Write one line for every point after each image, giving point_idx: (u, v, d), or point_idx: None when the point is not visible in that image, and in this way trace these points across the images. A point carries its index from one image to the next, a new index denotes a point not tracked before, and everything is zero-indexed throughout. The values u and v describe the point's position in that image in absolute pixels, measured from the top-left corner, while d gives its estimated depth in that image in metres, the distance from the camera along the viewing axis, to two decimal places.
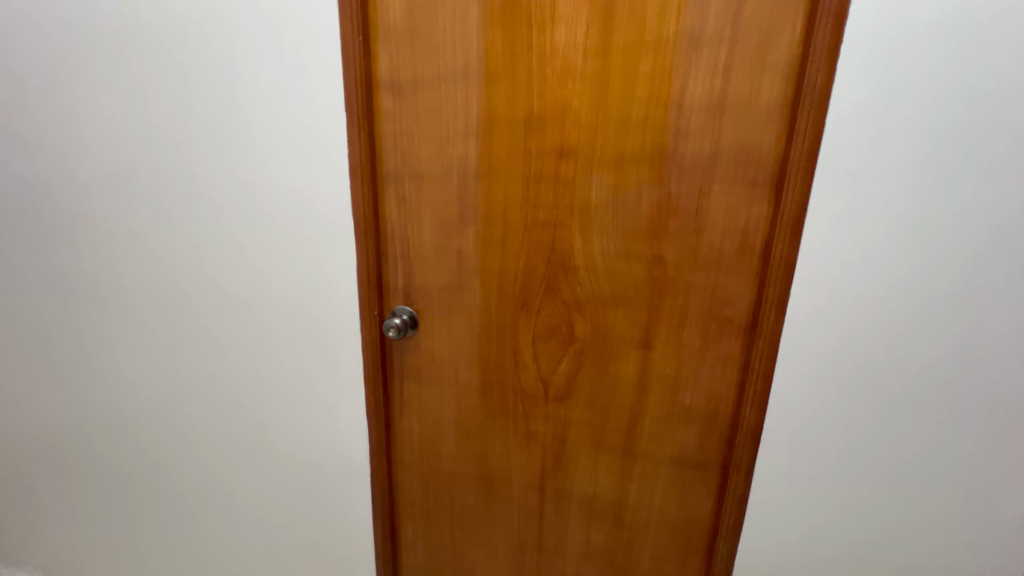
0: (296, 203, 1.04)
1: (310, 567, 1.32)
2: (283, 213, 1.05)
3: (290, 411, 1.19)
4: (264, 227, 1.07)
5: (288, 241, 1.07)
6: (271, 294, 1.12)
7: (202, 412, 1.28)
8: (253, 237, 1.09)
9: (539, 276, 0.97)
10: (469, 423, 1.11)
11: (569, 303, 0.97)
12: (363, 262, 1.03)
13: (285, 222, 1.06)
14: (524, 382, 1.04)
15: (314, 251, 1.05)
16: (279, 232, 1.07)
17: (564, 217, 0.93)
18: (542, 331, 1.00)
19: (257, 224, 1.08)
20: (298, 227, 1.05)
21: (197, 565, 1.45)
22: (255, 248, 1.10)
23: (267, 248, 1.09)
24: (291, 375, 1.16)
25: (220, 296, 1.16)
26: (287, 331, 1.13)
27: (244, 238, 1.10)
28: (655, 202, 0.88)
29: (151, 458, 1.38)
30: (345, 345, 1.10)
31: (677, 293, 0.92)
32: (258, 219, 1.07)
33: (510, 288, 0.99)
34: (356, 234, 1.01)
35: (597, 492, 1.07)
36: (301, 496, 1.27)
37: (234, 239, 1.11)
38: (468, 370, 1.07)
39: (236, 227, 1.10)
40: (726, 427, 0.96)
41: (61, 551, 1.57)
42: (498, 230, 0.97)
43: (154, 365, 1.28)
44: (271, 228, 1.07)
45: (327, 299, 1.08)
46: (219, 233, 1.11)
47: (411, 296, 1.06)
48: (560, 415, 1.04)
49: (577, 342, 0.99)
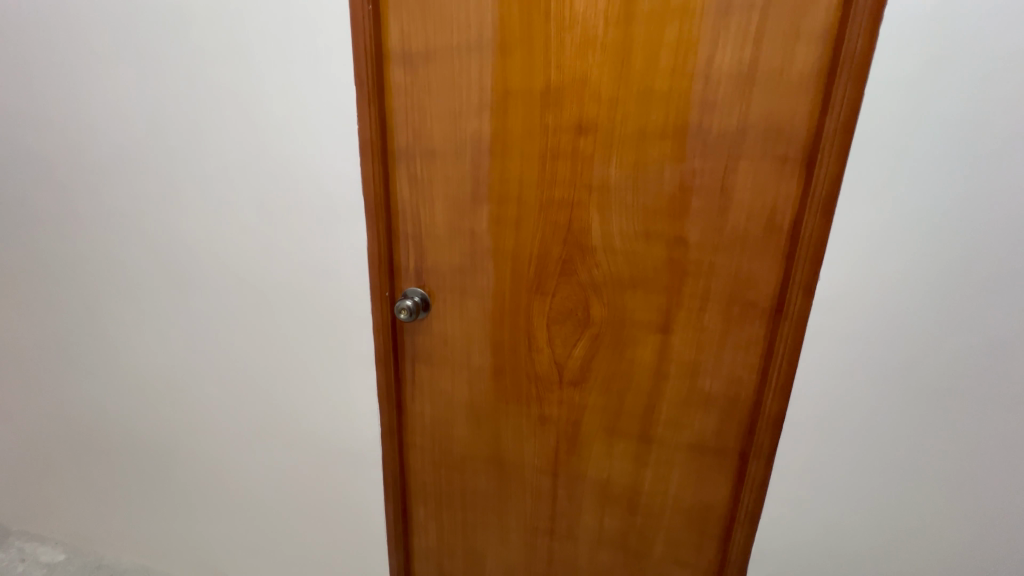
0: (306, 183, 1.01)
1: (323, 545, 1.33)
2: (293, 193, 1.03)
3: (302, 392, 1.19)
4: (274, 207, 1.05)
5: (298, 222, 1.04)
6: (281, 276, 1.10)
7: (216, 393, 1.28)
8: (263, 218, 1.07)
9: (554, 258, 0.94)
10: (481, 409, 1.09)
11: (584, 287, 0.94)
12: (374, 242, 1.00)
13: (295, 202, 1.03)
14: (538, 366, 1.02)
15: (324, 231, 1.03)
16: (289, 213, 1.04)
17: (581, 197, 0.89)
18: (556, 314, 0.97)
19: (266, 204, 1.06)
20: (308, 206, 1.03)
21: (214, 544, 1.48)
22: (265, 227, 1.08)
23: (277, 228, 1.07)
24: (303, 358, 1.15)
25: (230, 278, 1.15)
26: (298, 314, 1.12)
27: (255, 218, 1.08)
28: (676, 181, 0.84)
29: (166, 436, 1.39)
30: (356, 328, 1.08)
31: (699, 276, 0.88)
32: (267, 199, 1.05)
33: (525, 271, 0.96)
34: (367, 214, 0.99)
35: (611, 478, 1.06)
36: (313, 477, 1.27)
37: (244, 220, 1.09)
38: (480, 354, 1.05)
39: (246, 207, 1.08)
40: (745, 414, 0.93)
41: (80, 526, 1.60)
42: (512, 210, 0.93)
43: (166, 346, 1.28)
44: (281, 207, 1.05)
45: (338, 281, 1.06)
46: (229, 214, 1.10)
47: (423, 279, 1.04)
48: (574, 400, 1.02)
49: (593, 327, 0.96)
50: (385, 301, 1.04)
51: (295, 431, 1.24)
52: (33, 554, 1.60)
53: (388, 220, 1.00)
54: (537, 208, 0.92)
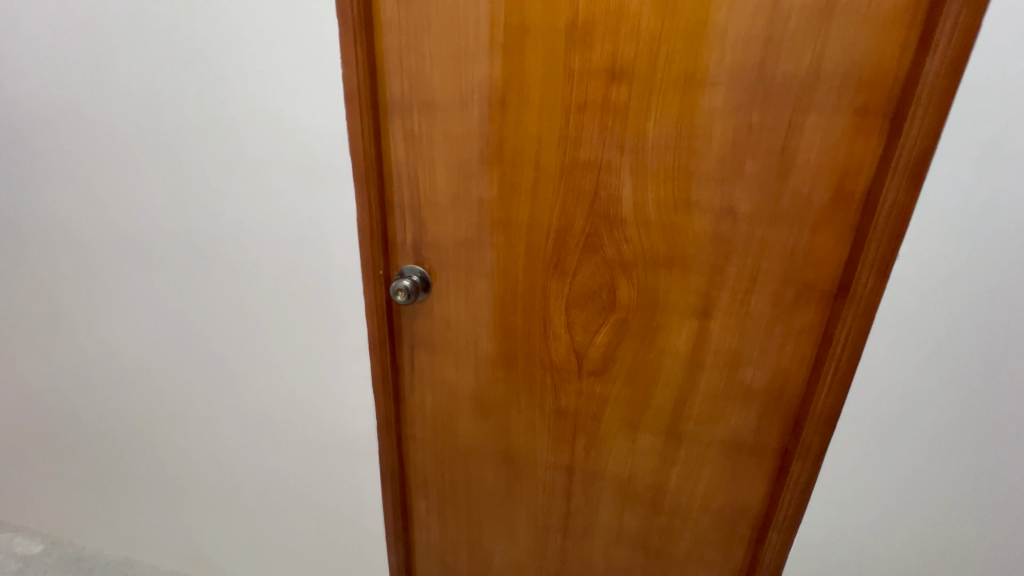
0: (284, 141, 0.86)
1: (318, 539, 1.25)
2: (270, 153, 0.87)
3: (289, 380, 1.07)
4: (250, 171, 0.90)
5: (277, 188, 0.89)
6: (261, 250, 0.96)
7: (195, 380, 1.16)
8: (238, 183, 0.92)
9: (575, 231, 0.80)
10: (490, 401, 0.98)
11: (611, 265, 0.81)
12: (364, 212, 0.86)
13: (272, 163, 0.88)
14: (554, 354, 0.90)
15: (308, 199, 0.88)
16: (267, 177, 0.89)
17: (610, 161, 0.75)
18: (577, 297, 0.85)
19: (239, 167, 0.90)
20: (287, 170, 0.87)
21: (202, 535, 1.39)
22: (239, 194, 0.93)
23: (254, 195, 0.92)
24: (289, 343, 1.03)
25: (203, 253, 1.00)
26: (281, 294, 0.98)
27: (228, 184, 0.93)
28: (727, 140, 0.70)
29: (144, 424, 1.28)
30: (347, 311, 0.95)
31: (747, 253, 0.75)
32: (241, 160, 0.90)
33: (541, 246, 0.83)
34: (356, 179, 0.84)
35: (633, 475, 0.96)
36: (305, 469, 1.17)
37: (215, 186, 0.94)
38: (488, 340, 0.92)
39: (217, 171, 0.92)
40: (791, 409, 0.83)
41: (58, 516, 1.50)
42: (528, 175, 0.79)
43: (137, 328, 1.14)
44: (256, 171, 0.89)
45: (325, 257, 0.91)
46: (198, 178, 0.94)
47: (423, 255, 0.90)
48: (595, 392, 0.91)
49: (619, 311, 0.84)
50: (379, 281, 0.90)
51: (282, 422, 1.13)
52: (8, 546, 1.50)
53: (381, 186, 0.86)
54: (557, 172, 0.78)
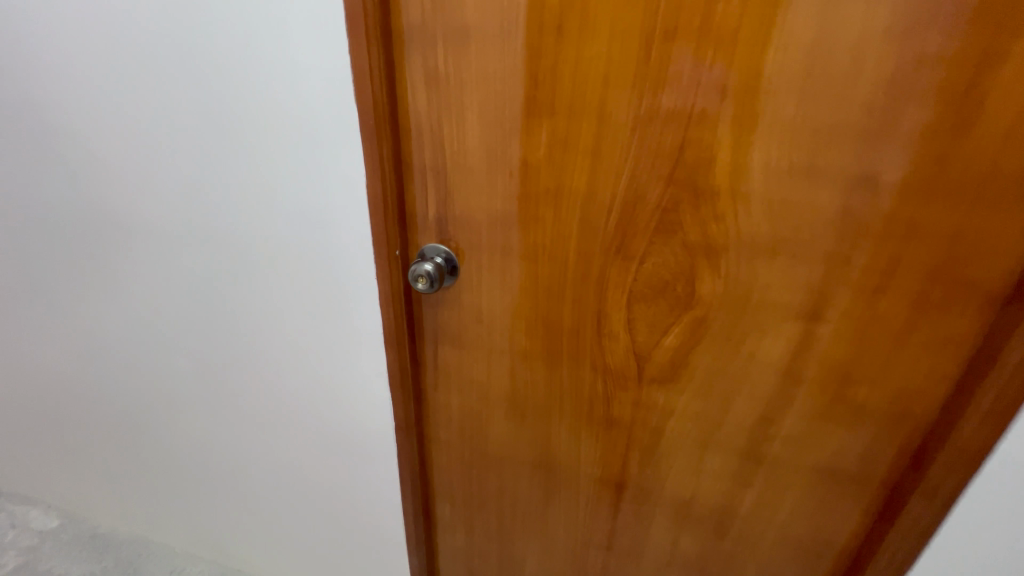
0: (275, 86, 0.67)
1: (335, 531, 1.16)
2: (261, 101, 0.69)
3: (299, 369, 0.94)
4: (238, 123, 0.72)
5: (271, 148, 0.72)
6: (259, 221, 0.80)
7: (200, 364, 1.05)
8: (226, 139, 0.75)
9: (649, 206, 0.61)
10: (527, 405, 0.82)
11: (692, 250, 0.62)
12: (374, 179, 0.67)
13: (265, 115, 0.70)
14: (608, 357, 0.73)
15: (309, 160, 0.71)
16: (260, 132, 0.72)
17: (706, 111, 0.55)
18: (643, 290, 0.67)
19: (226, 121, 0.73)
20: (282, 124, 0.70)
21: (217, 519, 1.32)
22: (228, 155, 0.76)
23: (246, 154, 0.74)
24: (297, 329, 0.89)
25: (195, 223, 0.85)
26: (284, 274, 0.83)
27: (214, 140, 0.75)
28: (881, 80, 0.50)
29: (152, 405, 1.19)
30: (359, 297, 0.79)
31: (887, 241, 0.56)
32: (227, 110, 0.72)
33: (601, 225, 0.64)
34: (364, 136, 0.65)
35: (695, 497, 0.80)
36: (320, 461, 1.06)
37: (201, 144, 0.77)
38: (529, 336, 0.76)
39: (201, 124, 0.75)
40: (913, 436, 0.65)
41: (71, 493, 1.44)
42: (589, 130, 0.60)
43: (134, 305, 1.03)
44: (245, 126, 0.72)
45: (331, 233, 0.75)
46: (179, 133, 0.77)
47: (450, 233, 0.72)
48: (657, 402, 0.74)
49: (698, 308, 0.66)
50: (394, 264, 0.73)
51: (294, 412, 1.01)
52: (25, 520, 1.46)
53: (397, 143, 0.67)
54: (629, 127, 0.58)
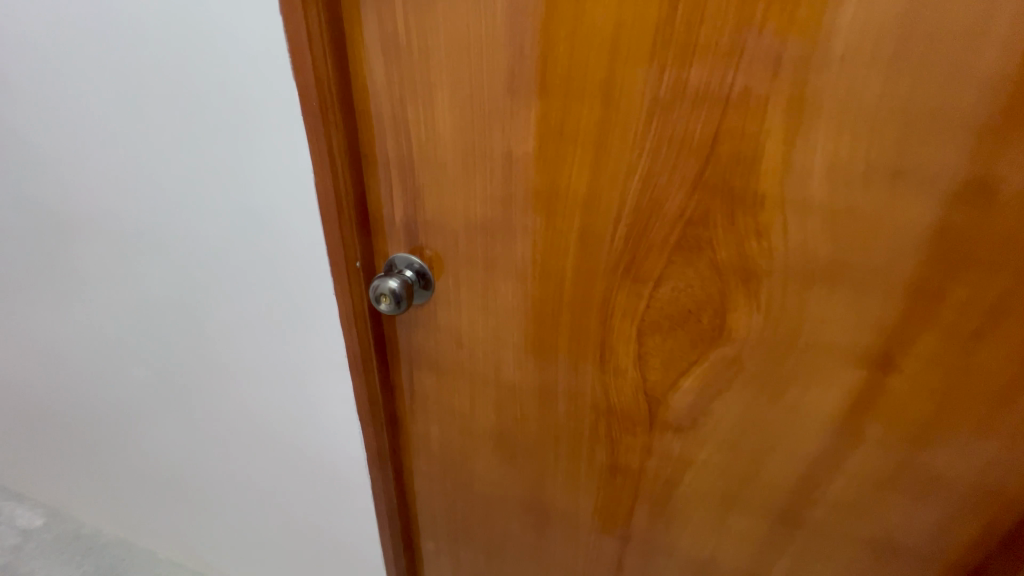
0: (198, 60, 0.54)
1: (318, 548, 1.08)
2: (188, 80, 0.56)
3: (262, 387, 0.83)
4: (162, 108, 0.59)
5: (203, 137, 0.59)
6: (200, 226, 0.67)
7: (159, 376, 0.94)
8: (151, 128, 0.61)
9: (668, 216, 0.47)
10: (516, 442, 0.70)
11: (723, 274, 0.48)
12: (323, 178, 0.54)
13: (194, 98, 0.57)
14: (613, 396, 0.60)
15: (249, 153, 0.58)
16: (190, 118, 0.59)
17: (753, 92, 0.40)
18: (658, 319, 0.53)
19: (147, 104, 0.60)
20: (212, 109, 0.56)
21: (201, 526, 1.26)
22: (154, 146, 0.63)
23: (178, 146, 0.61)
24: (256, 347, 0.77)
25: (134, 227, 0.73)
26: (236, 286, 0.71)
27: (138, 128, 0.62)
28: (1016, 46, 0.34)
29: (119, 413, 1.10)
30: (319, 313, 0.67)
31: (996, 271, 0.41)
32: (151, 92, 0.59)
33: (606, 238, 0.50)
34: (308, 124, 0.52)
35: (715, 559, 0.67)
36: (296, 480, 0.97)
37: (125, 134, 0.64)
38: (517, 366, 0.63)
39: (122, 109, 0.62)
40: (1005, 514, 0.51)
41: (56, 491, 1.39)
42: (592, 115, 0.45)
43: (83, 311, 0.92)
44: (170, 111, 0.59)
45: (282, 239, 0.62)
46: (100, 120, 0.64)
47: (421, 241, 0.59)
48: (672, 450, 0.61)
49: (727, 346, 0.52)
50: (355, 278, 0.60)
51: (264, 430, 0.91)
52: (11, 516, 1.42)
53: (352, 132, 0.53)
54: (645, 112, 0.44)
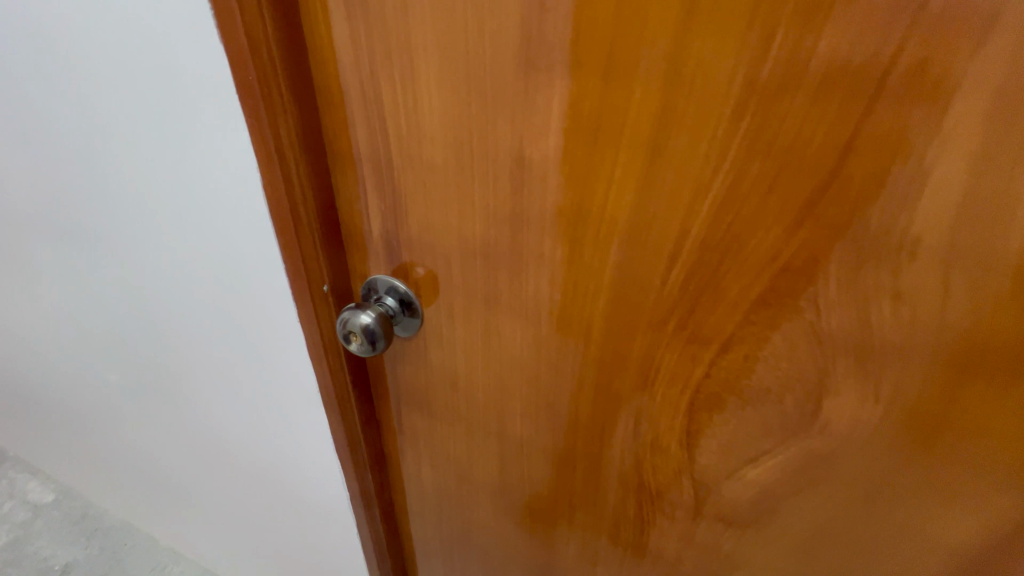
0: (101, 19, 0.40)
1: (313, 560, 1.01)
2: (104, 62, 0.42)
3: (235, 408, 0.73)
4: (75, 82, 0.46)
5: (126, 122, 0.46)
6: (150, 240, 0.55)
7: (128, 384, 0.85)
8: (70, 107, 0.48)
9: (752, 260, 0.32)
10: (522, 504, 0.57)
11: (828, 348, 0.33)
12: (274, 181, 0.41)
13: (115, 84, 0.43)
14: (648, 473, 0.46)
15: (188, 158, 0.44)
16: (117, 110, 0.45)
17: (926, 78, 0.24)
18: (719, 393, 0.38)
19: (58, 77, 0.46)
20: (128, 85, 0.43)
21: (192, 525, 1.19)
22: (78, 130, 0.50)
23: (110, 144, 0.49)
24: (227, 371, 0.66)
25: (83, 233, 0.62)
26: (198, 309, 0.59)
27: (55, 106, 0.49)
28: None
29: (97, 413, 1.02)
30: (287, 340, 0.55)
31: None
32: (68, 76, 0.46)
33: (655, 283, 0.35)
34: (248, 109, 0.38)
35: None
36: (284, 497, 0.88)
37: (44, 113, 0.51)
38: (524, 422, 0.50)
39: (33, 82, 0.49)
40: None
41: (61, 471, 1.37)
42: (647, 109, 0.30)
43: (44, 309, 0.82)
44: (84, 86, 0.45)
45: (234, 252, 0.50)
46: (15, 94, 0.52)
47: (404, 264, 0.45)
48: (720, 545, 0.47)
49: (817, 438, 0.37)
50: (322, 304, 0.48)
51: (244, 447, 0.82)
52: (22, 491, 1.42)
53: (310, 120, 0.40)
54: (733, 106, 0.28)
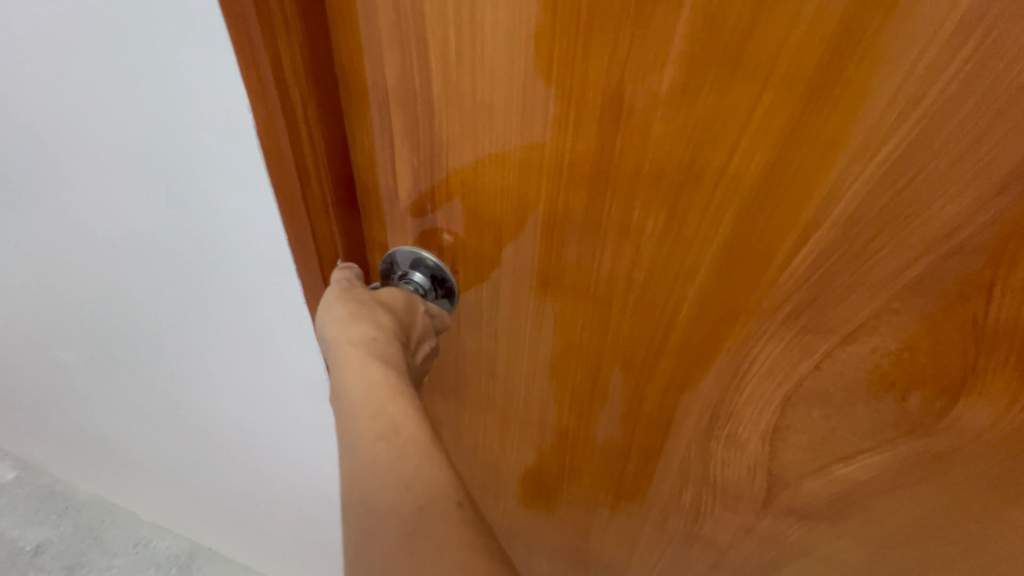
0: None
1: (312, 533, 0.97)
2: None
3: (226, 388, 0.65)
4: None
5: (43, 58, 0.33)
6: (115, 226, 0.44)
7: (95, 362, 0.75)
8: None
9: (917, 238, 0.25)
10: (558, 490, 0.53)
11: (985, 342, 0.27)
12: (272, 134, 0.31)
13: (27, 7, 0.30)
14: (715, 467, 0.41)
15: (158, 127, 0.34)
16: (37, 53, 0.33)
17: None
18: (826, 388, 0.33)
19: None
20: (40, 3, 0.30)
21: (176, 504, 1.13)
22: None
23: (43, 110, 0.37)
24: (221, 357, 0.58)
25: (25, 216, 0.50)
26: (186, 301, 0.50)
27: None
28: None
29: (61, 391, 0.91)
30: (290, 324, 0.47)
31: None
32: None
33: (777, 263, 0.28)
34: (235, 34, 0.27)
35: None
36: (283, 473, 0.83)
37: None
38: (573, 411, 0.44)
39: None
40: None
41: (20, 448, 1.26)
42: (819, 38, 0.22)
43: None
44: None
45: (215, 228, 0.39)
46: None
47: (437, 233, 0.37)
48: (783, 536, 0.44)
49: (936, 438, 0.32)
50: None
51: (238, 426, 0.75)
52: None
53: (318, 45, 0.30)
54: (944, 32, 0.20)
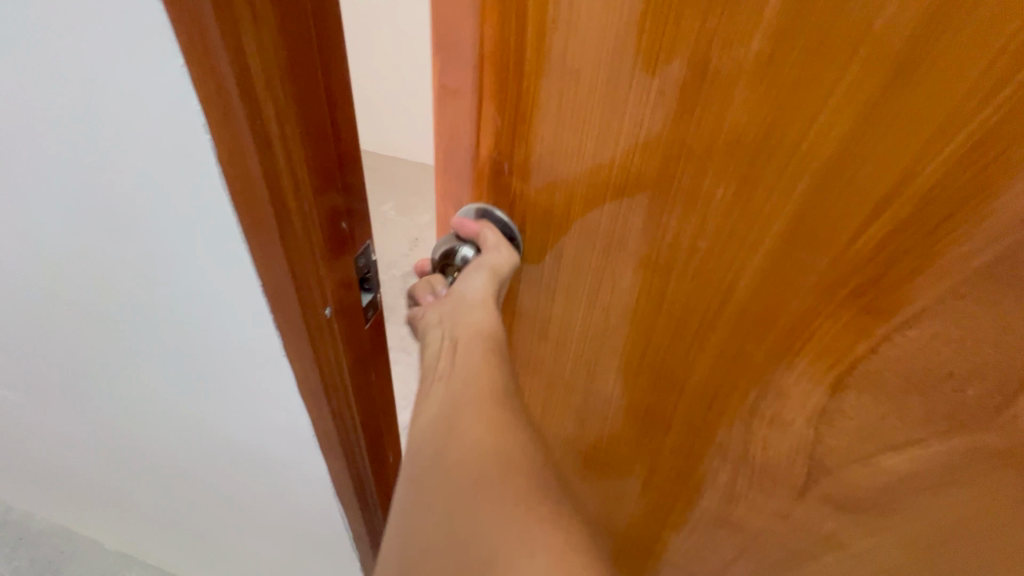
0: None
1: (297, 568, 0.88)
2: None
3: (193, 419, 0.58)
4: None
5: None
6: (74, 233, 0.40)
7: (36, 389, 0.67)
8: None
9: (993, 222, 0.26)
10: (593, 461, 0.54)
11: None
12: None
13: None
14: (755, 447, 0.42)
15: (103, 102, 0.30)
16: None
17: None
18: (879, 373, 0.33)
19: None
20: None
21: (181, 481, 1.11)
22: None
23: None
24: (190, 383, 0.52)
25: None
26: (148, 318, 0.46)
27: None
28: None
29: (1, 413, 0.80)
30: (259, 327, 0.41)
31: None
32: None
33: (841, 242, 0.29)
34: None
35: None
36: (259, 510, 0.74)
37: None
38: (617, 380, 0.46)
39: None
40: None
41: None
42: (928, 8, 0.22)
43: None
44: None
45: (186, 224, 0.35)
46: None
47: (511, 191, 0.39)
48: (819, 527, 0.44)
49: (994, 434, 0.32)
50: (308, 271, 0.37)
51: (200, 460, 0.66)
52: None
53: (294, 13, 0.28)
54: None
